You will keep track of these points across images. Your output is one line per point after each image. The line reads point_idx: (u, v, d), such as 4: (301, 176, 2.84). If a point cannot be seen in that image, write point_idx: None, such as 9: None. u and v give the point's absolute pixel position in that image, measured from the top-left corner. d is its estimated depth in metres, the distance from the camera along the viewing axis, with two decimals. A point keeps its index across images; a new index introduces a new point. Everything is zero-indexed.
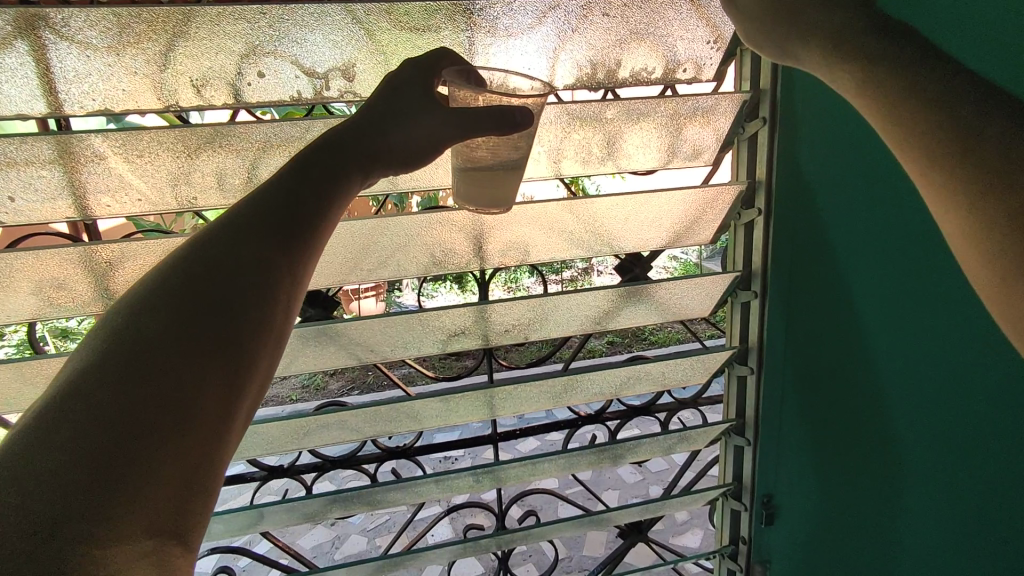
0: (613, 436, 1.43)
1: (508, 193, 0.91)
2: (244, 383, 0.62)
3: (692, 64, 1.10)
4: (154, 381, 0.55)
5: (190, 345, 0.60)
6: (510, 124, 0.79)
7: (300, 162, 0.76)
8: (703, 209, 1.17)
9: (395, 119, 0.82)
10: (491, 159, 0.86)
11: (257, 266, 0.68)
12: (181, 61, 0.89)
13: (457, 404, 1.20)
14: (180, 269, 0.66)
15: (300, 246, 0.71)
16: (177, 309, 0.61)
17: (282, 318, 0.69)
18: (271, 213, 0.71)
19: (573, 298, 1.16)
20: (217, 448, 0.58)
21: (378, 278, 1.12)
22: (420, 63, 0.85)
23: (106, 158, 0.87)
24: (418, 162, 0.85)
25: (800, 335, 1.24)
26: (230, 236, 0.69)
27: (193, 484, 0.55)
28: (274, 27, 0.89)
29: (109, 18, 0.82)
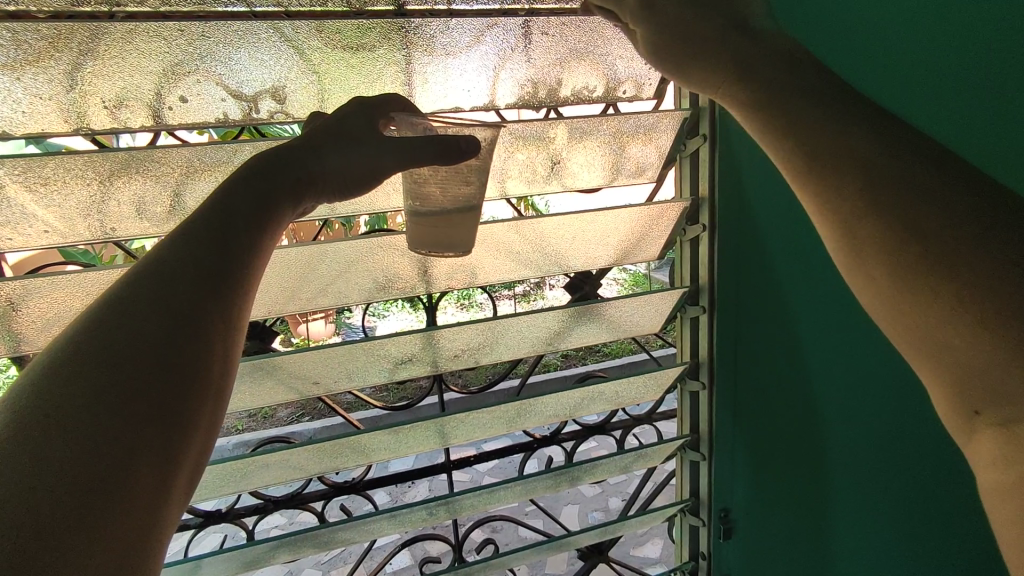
0: (569, 457, 1.40)
1: (464, 239, 0.86)
2: (183, 443, 0.60)
3: (632, 83, 1.11)
4: (85, 453, 0.51)
5: (125, 408, 0.55)
6: (455, 152, 0.78)
7: (227, 193, 0.73)
8: (648, 226, 1.17)
9: (332, 146, 0.79)
10: (443, 199, 0.84)
11: (191, 317, 0.64)
12: (90, 82, 0.82)
13: (405, 436, 1.15)
14: (112, 311, 0.62)
15: (239, 291, 0.70)
16: (102, 368, 0.57)
17: (224, 362, 0.67)
18: (205, 259, 0.68)
19: (524, 320, 1.14)
20: (160, 504, 0.56)
21: (318, 306, 1.07)
22: (366, 101, 0.84)
23: (4, 188, 0.79)
24: (354, 194, 0.84)
25: (748, 349, 1.25)
26: (156, 285, 0.65)
27: (136, 558, 0.52)
28: (195, 45, 0.84)
29: (3, 34, 0.74)
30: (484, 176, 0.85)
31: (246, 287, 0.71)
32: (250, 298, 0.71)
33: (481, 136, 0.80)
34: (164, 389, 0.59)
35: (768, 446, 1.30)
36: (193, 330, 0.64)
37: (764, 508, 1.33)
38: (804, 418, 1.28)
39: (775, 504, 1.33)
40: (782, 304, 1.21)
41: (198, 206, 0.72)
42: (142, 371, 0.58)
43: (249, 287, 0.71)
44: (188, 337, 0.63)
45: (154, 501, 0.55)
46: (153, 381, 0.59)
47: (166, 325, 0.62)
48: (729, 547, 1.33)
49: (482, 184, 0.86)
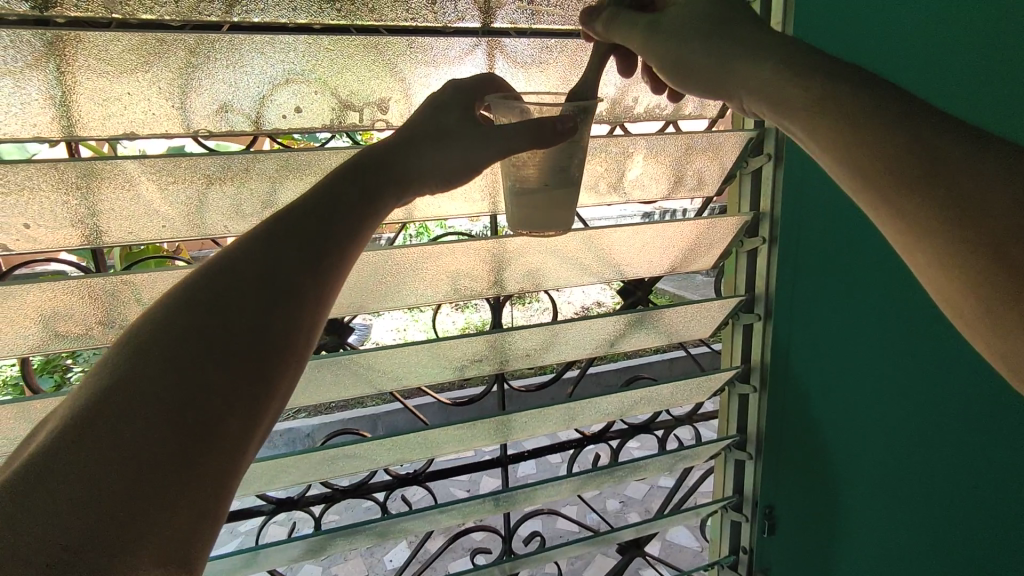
0: (614, 454, 1.46)
1: (560, 220, 0.91)
2: (262, 412, 0.61)
3: (699, 100, 1.18)
4: (180, 413, 0.54)
5: (220, 372, 0.58)
6: (555, 134, 0.81)
7: (340, 172, 0.75)
8: (707, 237, 1.24)
9: (434, 136, 0.81)
10: (540, 177, 0.89)
11: (289, 286, 0.65)
12: (217, 88, 0.87)
13: (474, 430, 1.20)
14: (219, 269, 0.64)
15: (336, 264, 0.69)
16: (206, 329, 0.59)
17: (313, 333, 0.68)
18: (306, 229, 0.68)
19: (589, 323, 1.20)
20: (231, 472, 0.58)
21: (400, 304, 1.12)
22: (463, 86, 0.87)
23: (136, 185, 0.84)
24: (460, 182, 0.84)
25: (802, 347, 1.31)
26: (260, 249, 0.66)
27: (206, 519, 0.55)
28: (314, 57, 0.89)
29: (149, 43, 0.80)
30: (580, 163, 0.90)
31: (344, 257, 0.70)
32: (348, 271, 0.72)
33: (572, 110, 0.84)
34: (249, 360, 0.60)
35: (791, 449, 1.37)
36: (289, 302, 0.64)
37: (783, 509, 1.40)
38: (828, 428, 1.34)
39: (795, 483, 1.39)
40: (810, 318, 1.29)
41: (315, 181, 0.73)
42: (241, 339, 0.60)
43: (346, 260, 0.71)
44: (282, 307, 0.64)
45: (230, 466, 0.58)
46: (247, 348, 0.60)
47: (263, 291, 0.64)
48: (771, 544, 1.41)
49: (581, 152, 0.90)
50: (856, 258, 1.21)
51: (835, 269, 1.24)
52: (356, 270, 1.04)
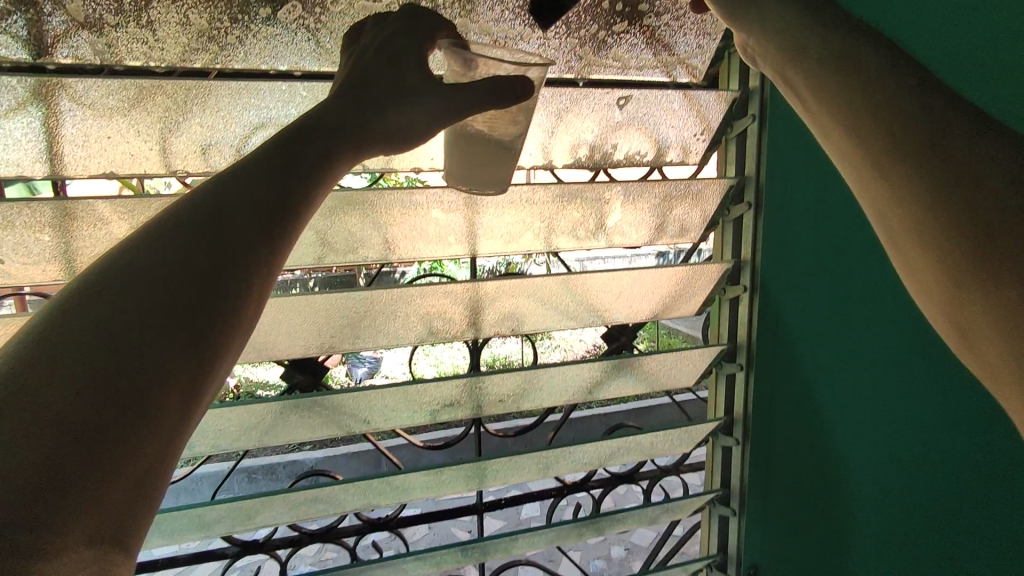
0: (596, 504, 1.42)
1: (502, 177, 0.82)
2: (202, 390, 0.57)
3: (680, 148, 1.18)
4: (109, 384, 0.49)
5: (159, 341, 0.53)
6: (512, 94, 0.70)
7: (286, 130, 0.68)
8: (689, 285, 1.23)
9: (384, 89, 0.71)
10: (486, 134, 0.79)
11: (238, 253, 0.60)
12: (195, 131, 0.89)
13: (446, 477, 1.17)
14: (153, 235, 0.58)
15: (285, 231, 0.64)
16: (144, 296, 0.54)
17: (258, 303, 0.63)
18: (258, 192, 0.63)
19: (567, 370, 1.18)
20: (170, 452, 0.53)
21: (373, 345, 1.11)
22: (416, 25, 0.74)
23: (109, 224, 0.85)
24: (419, 141, 0.75)
25: (787, 363, 1.23)
26: (206, 214, 0.61)
27: (143, 496, 0.51)
28: (290, 101, 0.91)
29: (129, 89, 0.82)
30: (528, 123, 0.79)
31: (296, 224, 0.65)
32: (298, 238, 0.66)
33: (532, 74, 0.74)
34: (187, 332, 0.55)
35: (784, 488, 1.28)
36: (236, 269, 0.60)
37: (773, 546, 1.31)
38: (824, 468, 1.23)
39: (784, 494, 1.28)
40: (805, 352, 1.20)
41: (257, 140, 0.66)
42: (182, 307, 0.55)
43: (298, 227, 0.65)
44: (229, 274, 0.59)
45: (171, 441, 0.54)
46: (189, 316, 0.56)
47: (204, 261, 0.58)
48: None
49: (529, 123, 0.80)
50: (851, 255, 1.10)
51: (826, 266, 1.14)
52: (329, 310, 1.05)
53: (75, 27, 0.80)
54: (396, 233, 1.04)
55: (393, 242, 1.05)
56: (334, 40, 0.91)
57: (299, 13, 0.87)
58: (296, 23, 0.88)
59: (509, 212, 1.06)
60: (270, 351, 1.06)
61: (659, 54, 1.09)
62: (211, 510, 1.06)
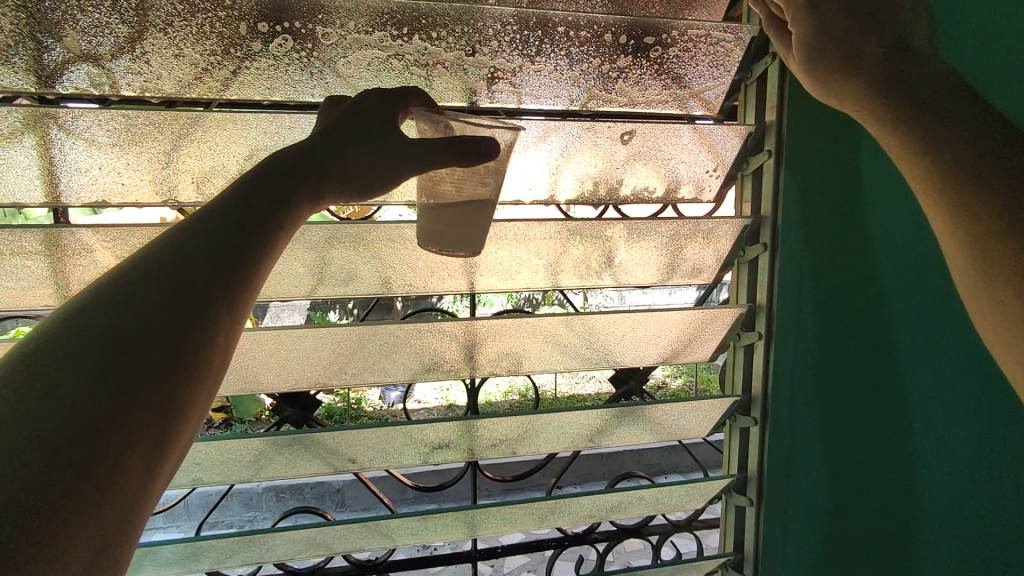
0: (599, 559, 1.32)
1: (477, 238, 0.79)
2: (167, 447, 0.56)
3: (693, 185, 1.12)
4: (73, 444, 0.48)
5: (122, 399, 0.52)
6: (475, 154, 0.72)
7: (249, 183, 0.69)
8: (701, 329, 1.15)
9: (352, 144, 0.74)
10: (455, 195, 0.78)
11: (204, 308, 0.60)
12: (184, 161, 0.88)
13: (434, 523, 1.12)
14: (116, 292, 0.58)
15: (251, 284, 0.65)
16: (104, 355, 0.53)
17: (224, 357, 0.63)
18: (224, 245, 0.64)
19: (566, 416, 1.11)
20: (132, 513, 0.52)
21: (363, 382, 1.07)
22: (389, 92, 0.79)
23: (94, 251, 0.85)
24: (379, 191, 0.77)
25: (802, 408, 1.18)
26: (169, 269, 0.60)
27: (115, 549, 0.50)
28: (279, 132, 0.90)
29: (118, 119, 0.82)
30: (499, 183, 0.79)
31: (259, 276, 0.66)
32: (262, 290, 0.67)
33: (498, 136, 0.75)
34: (155, 388, 0.54)
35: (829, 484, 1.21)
36: (201, 320, 0.59)
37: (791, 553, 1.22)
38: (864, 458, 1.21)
39: (801, 511, 1.21)
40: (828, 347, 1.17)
41: (218, 194, 0.68)
42: (146, 362, 0.55)
43: (261, 279, 0.66)
44: (194, 325, 0.59)
45: (141, 492, 0.53)
46: (153, 370, 0.55)
47: (169, 314, 0.58)
48: None
49: (499, 187, 0.79)
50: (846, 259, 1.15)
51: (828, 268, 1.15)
52: (317, 344, 1.02)
53: (72, 59, 0.81)
54: (387, 267, 1.01)
55: (386, 276, 1.02)
56: (327, 70, 0.91)
57: (291, 45, 0.87)
58: (289, 55, 0.88)
59: (506, 248, 1.02)
60: (257, 383, 1.03)
61: (669, 87, 1.05)
62: (190, 546, 1.03)
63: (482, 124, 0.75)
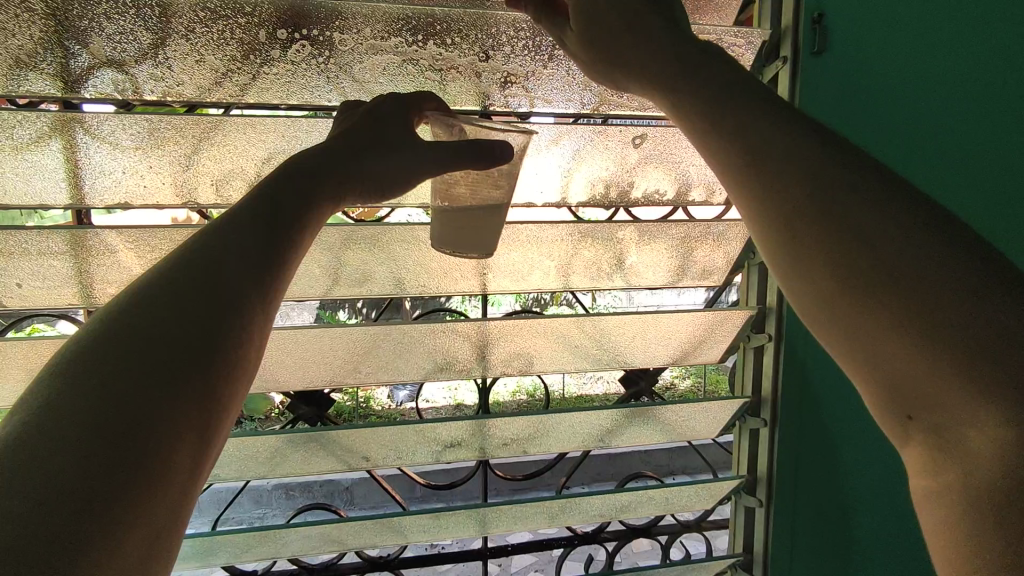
0: (609, 558, 1.33)
1: (488, 242, 0.81)
2: (207, 442, 0.57)
3: (704, 188, 1.13)
4: (128, 439, 0.49)
5: (168, 396, 0.53)
6: (491, 158, 0.74)
7: (271, 188, 0.70)
8: (711, 330, 1.16)
9: (370, 148, 0.76)
10: (468, 200, 0.79)
11: (235, 307, 0.62)
12: (204, 164, 0.90)
13: (446, 521, 1.13)
14: (148, 297, 0.59)
15: (277, 284, 0.66)
16: (147, 354, 0.54)
17: (254, 355, 0.65)
18: (253, 248, 0.65)
19: (577, 416, 1.13)
20: (180, 506, 0.53)
21: (377, 380, 1.09)
22: (403, 97, 0.81)
23: (117, 252, 0.87)
24: (392, 193, 0.80)
25: (813, 410, 1.17)
26: (202, 274, 0.62)
27: (166, 542, 0.51)
28: (297, 136, 0.92)
29: (141, 123, 0.84)
30: (512, 185, 0.81)
31: (284, 278, 0.68)
32: (285, 291, 0.68)
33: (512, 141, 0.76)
34: (195, 384, 0.56)
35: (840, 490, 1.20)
36: (235, 320, 0.61)
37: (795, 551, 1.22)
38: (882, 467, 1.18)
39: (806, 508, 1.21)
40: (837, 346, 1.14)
41: (241, 200, 0.69)
42: (183, 360, 0.56)
43: (284, 281, 0.68)
44: (229, 325, 0.60)
45: (187, 489, 0.55)
46: (194, 368, 0.56)
47: (203, 315, 0.59)
48: None
49: (512, 190, 0.81)
50: None
51: None
52: (332, 344, 1.03)
53: (97, 65, 0.83)
54: (401, 268, 1.02)
55: (400, 277, 1.03)
56: (343, 74, 0.93)
57: (309, 51, 0.89)
58: (307, 60, 0.90)
59: (518, 250, 1.03)
60: (273, 382, 1.05)
61: None
62: (207, 541, 1.05)
63: (497, 129, 0.76)
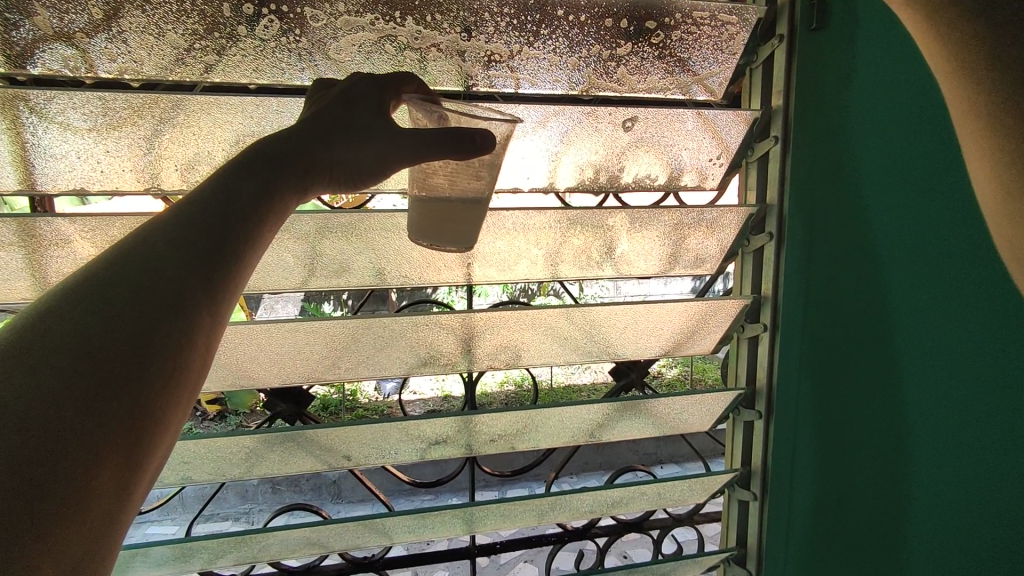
0: (599, 554, 1.30)
1: (469, 234, 0.75)
2: (141, 461, 0.52)
3: (696, 172, 1.08)
4: (42, 461, 0.44)
5: (93, 410, 0.48)
6: (468, 147, 0.67)
7: (225, 176, 0.65)
8: (704, 320, 1.12)
9: (340, 135, 0.70)
10: (448, 189, 0.74)
11: (177, 312, 0.56)
12: (166, 147, 0.84)
13: (431, 521, 1.09)
14: (83, 295, 0.53)
15: (228, 286, 0.61)
16: (71, 360, 0.49)
17: (201, 364, 0.59)
18: (200, 239, 0.60)
19: (566, 410, 1.08)
20: (104, 535, 0.48)
21: (357, 376, 1.04)
22: (379, 78, 0.75)
23: (72, 242, 0.81)
24: (366, 184, 0.73)
25: (808, 402, 1.15)
26: (144, 270, 0.56)
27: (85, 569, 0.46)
28: (266, 117, 0.86)
29: (95, 102, 0.78)
30: (496, 172, 0.75)
31: (238, 277, 0.62)
32: (239, 293, 0.63)
33: (496, 127, 0.71)
34: (127, 399, 0.50)
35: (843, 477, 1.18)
36: (178, 320, 0.56)
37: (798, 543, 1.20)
38: (855, 460, 1.17)
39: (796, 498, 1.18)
40: (833, 329, 1.13)
41: (194, 189, 0.63)
42: (116, 370, 0.51)
43: (239, 281, 0.63)
44: (171, 331, 0.55)
45: (114, 515, 0.49)
46: (126, 379, 0.51)
47: (141, 319, 0.54)
48: None
49: (494, 178, 0.76)
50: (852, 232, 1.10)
51: (832, 245, 1.10)
52: (308, 339, 0.98)
53: (44, 38, 0.77)
54: (381, 259, 0.97)
55: (380, 268, 0.98)
56: (316, 52, 0.86)
57: (278, 28, 0.83)
58: (276, 37, 0.84)
59: (504, 238, 0.99)
60: (247, 379, 1.00)
61: (673, 72, 1.01)
62: (180, 547, 1.00)
63: (479, 115, 0.71)
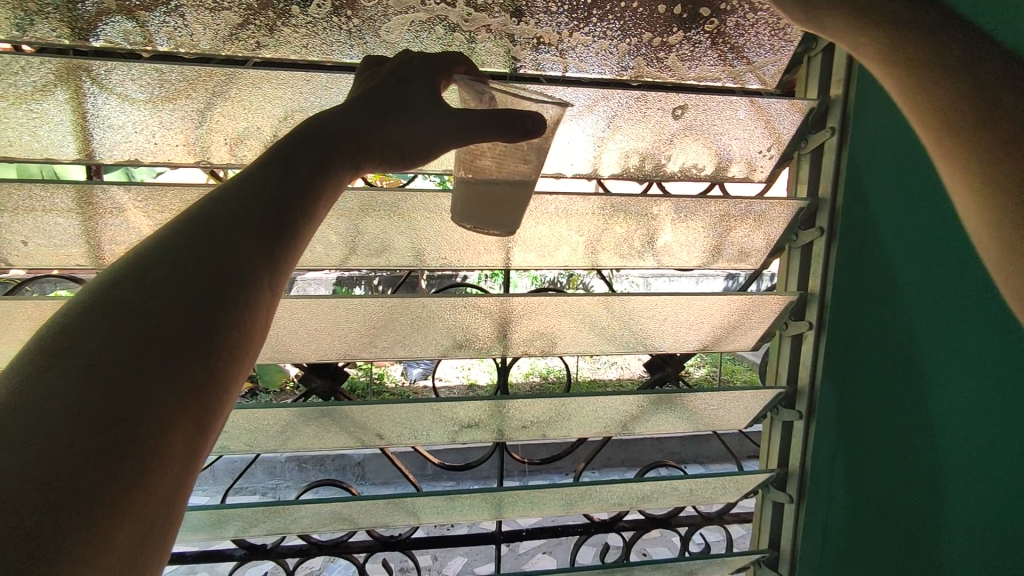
0: (626, 547, 1.29)
1: (514, 218, 0.75)
2: (208, 427, 0.53)
3: (745, 163, 1.05)
4: (121, 421, 0.45)
5: (165, 373, 0.49)
6: (520, 129, 0.66)
7: (281, 152, 0.65)
8: (746, 316, 1.09)
9: (393, 114, 0.70)
10: (495, 171, 0.73)
11: (239, 281, 0.57)
12: (217, 120, 0.85)
13: (459, 503, 1.09)
14: (151, 264, 0.54)
15: (287, 260, 0.61)
16: (141, 326, 0.50)
17: (262, 334, 0.60)
18: (261, 216, 0.60)
19: (599, 401, 1.07)
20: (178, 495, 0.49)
21: (392, 356, 1.05)
22: (430, 58, 0.74)
23: (126, 211, 0.83)
24: (415, 163, 0.73)
25: (852, 406, 1.11)
26: (209, 242, 0.57)
27: (158, 535, 0.47)
28: (315, 93, 0.86)
29: (151, 73, 0.79)
30: (545, 156, 0.74)
31: (296, 251, 0.63)
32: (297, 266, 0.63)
33: (547, 110, 0.70)
34: (196, 364, 0.51)
35: (862, 488, 1.12)
36: (240, 294, 0.56)
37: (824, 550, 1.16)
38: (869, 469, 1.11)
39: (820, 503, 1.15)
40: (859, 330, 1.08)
41: (252, 165, 0.64)
42: (184, 336, 0.51)
43: (297, 255, 0.63)
44: (234, 301, 0.56)
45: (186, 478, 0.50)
46: (194, 346, 0.51)
47: (207, 287, 0.55)
48: None
49: (541, 163, 0.75)
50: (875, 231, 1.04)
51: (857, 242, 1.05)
52: (347, 316, 0.99)
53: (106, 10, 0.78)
54: (422, 239, 0.97)
55: (420, 249, 0.98)
56: (367, 29, 0.86)
57: (330, 7, 0.83)
58: (328, 16, 0.84)
59: (545, 223, 0.97)
60: (285, 353, 1.02)
61: (726, 61, 0.98)
62: (216, 513, 1.03)
63: (530, 98, 0.70)
